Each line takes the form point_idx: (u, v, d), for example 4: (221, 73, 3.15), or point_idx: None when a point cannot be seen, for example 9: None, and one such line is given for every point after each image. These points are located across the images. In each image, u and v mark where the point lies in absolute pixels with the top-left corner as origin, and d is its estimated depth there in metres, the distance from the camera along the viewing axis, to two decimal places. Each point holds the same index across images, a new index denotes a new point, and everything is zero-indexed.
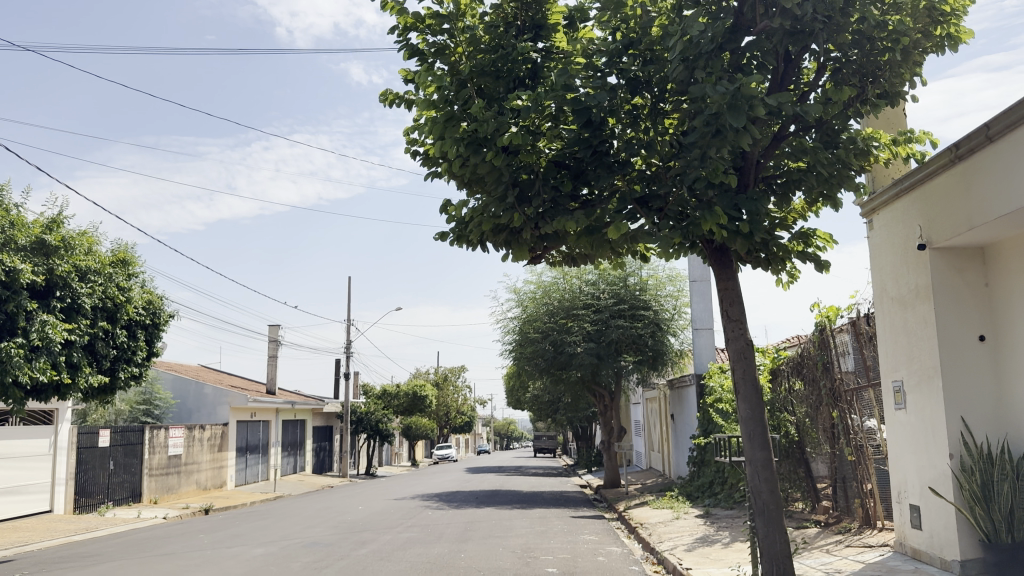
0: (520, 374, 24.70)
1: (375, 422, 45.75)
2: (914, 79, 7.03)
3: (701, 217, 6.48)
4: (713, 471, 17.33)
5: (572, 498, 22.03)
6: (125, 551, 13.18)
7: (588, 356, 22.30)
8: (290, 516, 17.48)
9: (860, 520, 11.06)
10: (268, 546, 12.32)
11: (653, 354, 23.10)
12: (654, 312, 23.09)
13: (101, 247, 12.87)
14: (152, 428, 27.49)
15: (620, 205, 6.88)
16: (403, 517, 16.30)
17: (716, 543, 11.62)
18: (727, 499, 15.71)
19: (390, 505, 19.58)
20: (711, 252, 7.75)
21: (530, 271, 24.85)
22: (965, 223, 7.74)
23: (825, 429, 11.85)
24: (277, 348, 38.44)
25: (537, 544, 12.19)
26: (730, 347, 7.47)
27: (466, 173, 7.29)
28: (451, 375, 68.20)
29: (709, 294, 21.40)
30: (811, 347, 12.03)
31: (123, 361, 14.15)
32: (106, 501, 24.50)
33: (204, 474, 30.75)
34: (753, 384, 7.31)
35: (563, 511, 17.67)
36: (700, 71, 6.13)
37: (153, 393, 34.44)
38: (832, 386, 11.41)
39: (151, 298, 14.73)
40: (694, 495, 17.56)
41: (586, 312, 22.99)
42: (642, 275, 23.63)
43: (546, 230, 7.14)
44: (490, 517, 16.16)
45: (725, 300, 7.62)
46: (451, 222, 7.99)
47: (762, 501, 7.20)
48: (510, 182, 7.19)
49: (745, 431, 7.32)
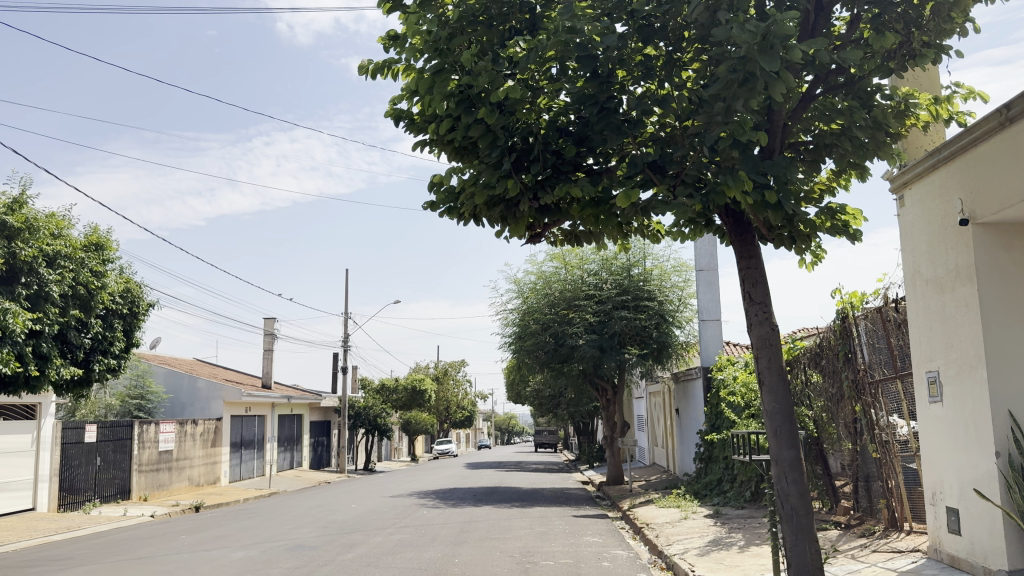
0: (520, 367, 23.92)
1: (373, 417, 44.97)
2: (963, 27, 6.24)
3: (723, 183, 5.70)
4: (722, 468, 16.54)
5: (575, 496, 21.24)
6: (99, 554, 12.41)
7: (590, 348, 21.50)
8: (278, 516, 16.72)
9: (885, 522, 10.29)
10: (250, 550, 11.55)
11: (658, 347, 22.26)
12: (659, 304, 22.26)
13: (71, 230, 12.11)
14: (141, 422, 26.69)
15: (632, 171, 6.11)
16: (397, 517, 15.53)
17: (730, 547, 10.81)
18: (738, 499, 14.92)
19: (385, 503, 18.80)
20: (733, 228, 6.94)
21: (530, 261, 24.05)
22: (1015, 194, 6.93)
23: (846, 424, 11.04)
24: (272, 342, 37.65)
25: (537, 547, 11.38)
26: (753, 334, 6.66)
27: (457, 137, 6.54)
28: (451, 369, 67.41)
29: (717, 284, 20.58)
30: (830, 337, 11.22)
31: (99, 352, 13.57)
32: (93, 498, 23.72)
33: (196, 470, 29.97)
34: (779, 375, 6.51)
35: (565, 510, 16.88)
36: (724, 10, 5.35)
37: (144, 387, 33.31)
38: (855, 378, 10.62)
39: (130, 287, 14.10)
40: (701, 493, 16.78)
41: (588, 303, 22.17)
42: (646, 265, 22.76)
43: (546, 200, 6.37)
44: (487, 517, 15.39)
45: (747, 281, 6.82)
46: (440, 194, 7.22)
47: (789, 505, 6.40)
48: (507, 146, 6.46)
49: (769, 427, 6.52)
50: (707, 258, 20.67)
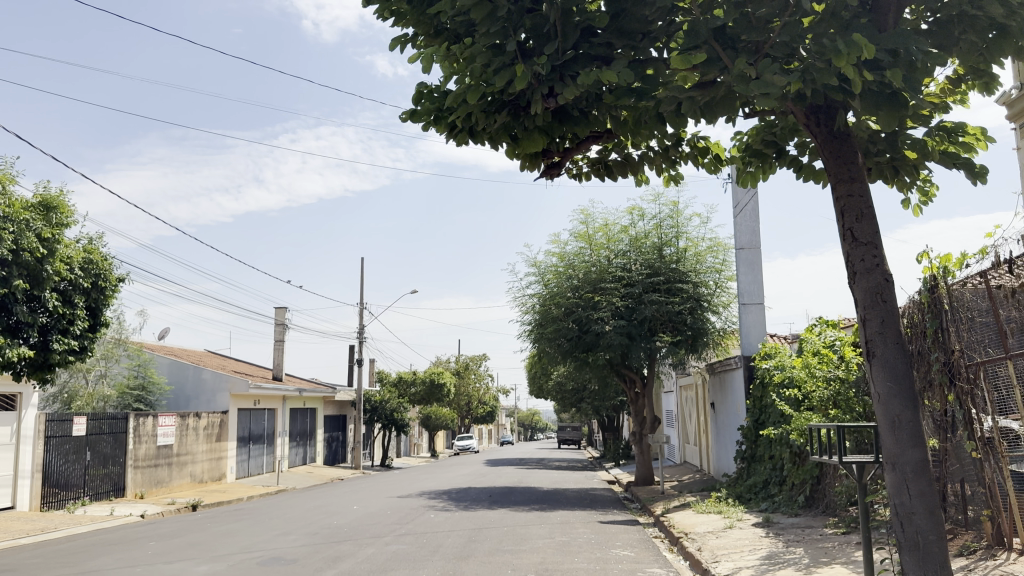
0: (541, 358, 22.02)
1: (390, 412, 43.32)
2: None
3: (834, 52, 3.94)
4: (769, 469, 14.68)
5: (600, 497, 19.37)
6: (48, 564, 10.69)
7: (617, 335, 19.58)
8: (266, 520, 15.02)
9: (988, 539, 8.36)
10: (216, 564, 9.77)
11: (692, 334, 20.26)
12: (694, 287, 20.35)
13: (12, 187, 10.59)
14: (138, 415, 25.10)
15: (697, 39, 4.36)
16: (398, 521, 13.75)
17: (791, 565, 8.90)
18: (789, 505, 13.05)
19: (389, 504, 17.00)
20: (828, 142, 5.09)
21: (551, 242, 22.17)
22: None
23: (934, 420, 9.09)
24: (284, 332, 36.03)
25: (558, 563, 9.51)
26: (857, 286, 4.81)
27: (444, 8, 4.69)
28: (472, 363, 65.74)
29: (759, 264, 18.55)
30: (915, 313, 9.25)
31: (57, 332, 11.92)
32: (82, 495, 22.11)
33: (199, 466, 28.41)
34: (896, 344, 4.65)
35: (590, 514, 15.05)
36: None
37: (146, 378, 31.51)
38: (947, 361, 8.58)
39: (93, 258, 12.50)
40: (745, 497, 14.89)
41: (615, 286, 20.27)
42: (679, 244, 20.80)
43: (567, 94, 4.53)
44: (502, 523, 13.57)
45: (848, 213, 4.94)
46: (424, 103, 5.38)
47: (913, 530, 4.51)
48: (512, 22, 4.62)
49: (883, 417, 4.65)
50: (748, 235, 18.62)
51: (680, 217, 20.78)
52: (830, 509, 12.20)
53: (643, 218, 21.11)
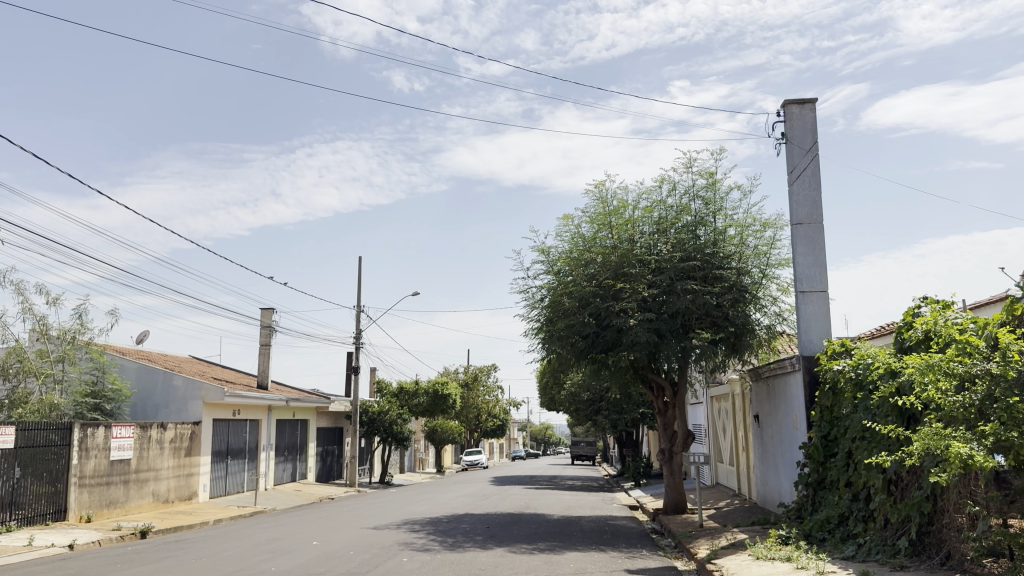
0: (552, 362, 18.59)
1: (389, 424, 39.78)
2: None
3: None
4: (847, 499, 11.23)
5: (622, 529, 15.82)
6: None
7: (644, 330, 16.10)
8: (192, 564, 11.54)
9: None
10: None
11: (735, 332, 16.77)
12: (736, 275, 16.98)
13: None
14: (85, 426, 21.65)
15: None
16: (356, 568, 10.34)
17: None
18: (887, 554, 9.59)
19: (358, 538, 13.59)
20: None
21: (562, 224, 18.74)
22: None
23: None
24: (270, 335, 32.67)
25: None
26: None
27: None
28: (481, 375, 62.22)
29: (821, 243, 15.05)
30: None
31: None
32: (8, 520, 18.60)
33: (164, 484, 25.11)
34: None
35: (611, 558, 11.60)
36: None
37: (106, 384, 27.04)
38: None
39: None
40: (815, 537, 11.43)
41: (642, 272, 16.77)
42: (717, 224, 17.36)
43: None
44: (494, 573, 10.04)
45: None
46: None
47: None
48: None
49: None
50: (807, 208, 15.14)
51: (718, 191, 17.38)
52: (953, 562, 8.70)
53: (673, 191, 17.68)
